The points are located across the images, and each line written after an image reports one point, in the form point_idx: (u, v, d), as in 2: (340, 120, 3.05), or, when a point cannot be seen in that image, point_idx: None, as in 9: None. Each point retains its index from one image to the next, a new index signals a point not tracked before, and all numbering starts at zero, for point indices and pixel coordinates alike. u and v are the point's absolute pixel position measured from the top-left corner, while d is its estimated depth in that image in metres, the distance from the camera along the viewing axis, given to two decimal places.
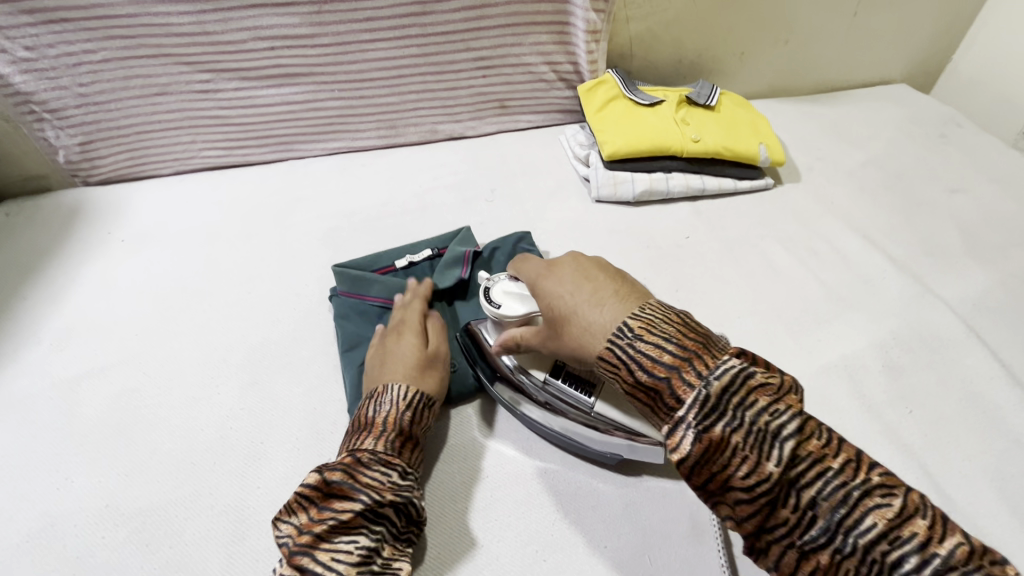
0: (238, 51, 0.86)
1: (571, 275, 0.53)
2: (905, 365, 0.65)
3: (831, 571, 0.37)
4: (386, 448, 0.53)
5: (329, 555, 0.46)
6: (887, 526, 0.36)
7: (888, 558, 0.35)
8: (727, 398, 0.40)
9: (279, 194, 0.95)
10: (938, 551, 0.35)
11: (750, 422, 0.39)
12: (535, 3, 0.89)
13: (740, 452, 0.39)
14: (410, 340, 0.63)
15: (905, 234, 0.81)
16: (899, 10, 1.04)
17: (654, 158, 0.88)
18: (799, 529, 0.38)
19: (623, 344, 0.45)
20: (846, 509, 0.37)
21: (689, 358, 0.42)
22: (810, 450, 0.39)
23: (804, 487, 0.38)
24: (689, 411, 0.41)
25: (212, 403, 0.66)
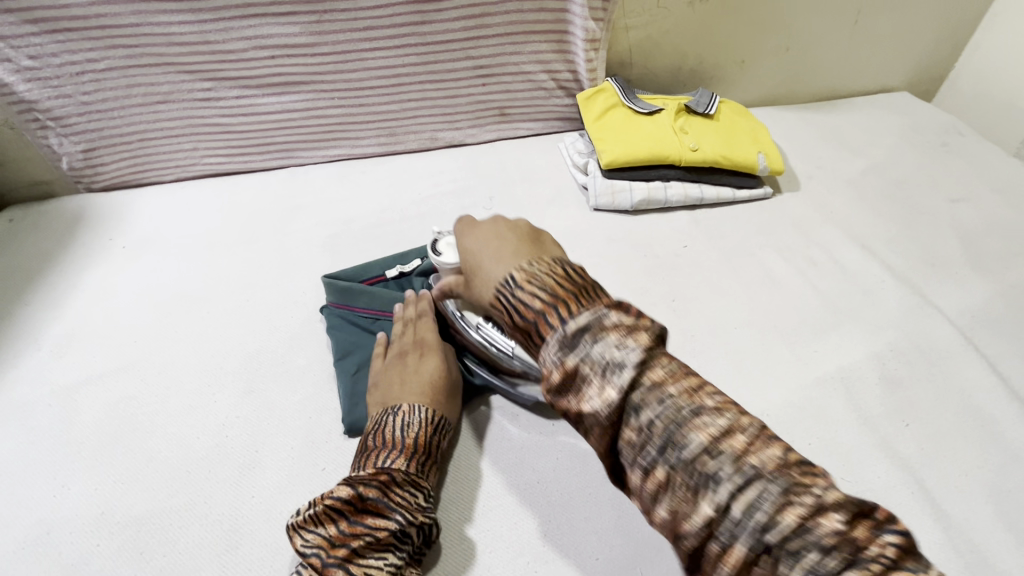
0: (239, 59, 0.87)
1: (486, 235, 0.53)
2: (902, 377, 0.64)
3: (664, 488, 0.37)
4: (416, 468, 0.55)
5: (363, 571, 0.47)
6: (709, 440, 0.37)
7: (710, 470, 0.36)
8: (583, 334, 0.41)
9: (279, 201, 0.95)
10: (751, 462, 0.36)
11: (600, 352, 0.40)
12: (534, 12, 0.89)
13: (587, 378, 0.40)
14: (433, 361, 0.63)
15: (904, 244, 0.80)
16: (900, 18, 1.04)
17: (652, 167, 0.88)
18: (637, 448, 0.39)
19: (507, 292, 0.46)
20: (677, 428, 0.38)
21: (558, 304, 0.43)
22: (651, 377, 0.40)
23: (644, 408, 0.39)
24: (552, 344, 0.42)
25: (209, 411, 0.66)
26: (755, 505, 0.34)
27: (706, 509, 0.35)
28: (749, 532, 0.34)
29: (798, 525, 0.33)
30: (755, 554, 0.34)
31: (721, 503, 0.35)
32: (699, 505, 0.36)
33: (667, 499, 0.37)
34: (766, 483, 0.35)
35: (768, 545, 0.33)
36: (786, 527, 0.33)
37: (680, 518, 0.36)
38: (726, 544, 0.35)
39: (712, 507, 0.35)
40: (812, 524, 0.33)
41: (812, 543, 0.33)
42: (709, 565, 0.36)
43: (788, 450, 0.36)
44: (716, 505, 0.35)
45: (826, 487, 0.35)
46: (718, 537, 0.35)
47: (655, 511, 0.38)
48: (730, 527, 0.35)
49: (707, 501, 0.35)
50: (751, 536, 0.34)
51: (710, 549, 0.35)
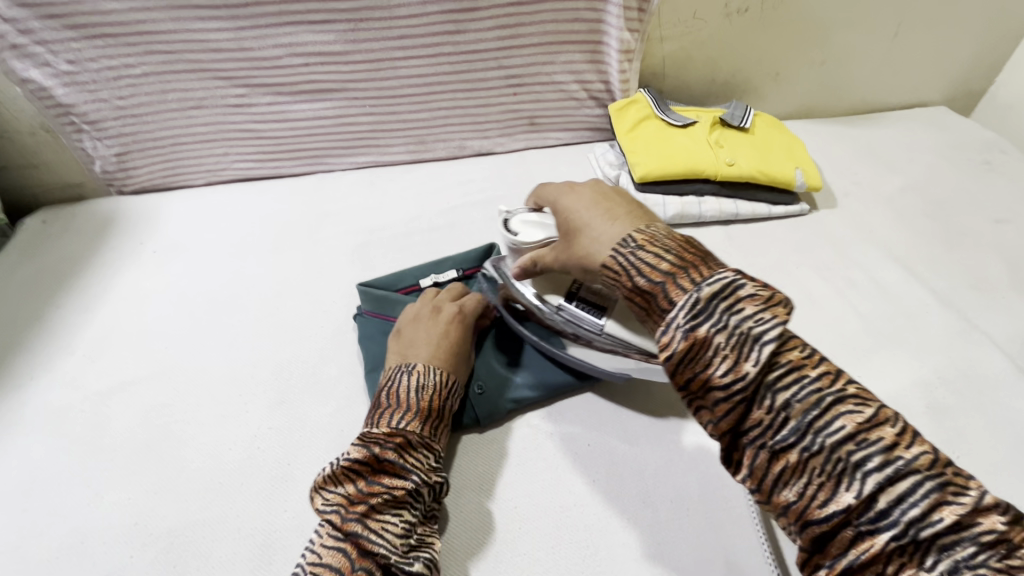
0: (274, 66, 0.87)
1: (591, 197, 0.56)
2: (950, 406, 0.62)
3: (795, 470, 0.38)
4: (429, 431, 0.56)
5: (380, 526, 0.49)
6: (856, 430, 0.37)
7: (856, 460, 0.37)
8: (717, 301, 0.41)
9: (308, 208, 0.95)
10: (904, 456, 0.36)
11: (736, 321, 0.40)
12: (570, 22, 0.88)
13: (720, 350, 0.40)
14: (454, 330, 0.65)
15: (948, 266, 0.78)
16: (940, 31, 1.01)
17: (687, 181, 0.86)
18: (771, 430, 0.39)
19: (627, 252, 0.48)
20: (819, 413, 0.38)
21: (687, 266, 0.44)
22: (790, 358, 0.40)
23: (780, 389, 0.39)
24: (681, 308, 0.42)
25: (241, 421, 0.66)
26: (904, 498, 0.35)
27: (849, 497, 0.36)
28: (898, 524, 0.35)
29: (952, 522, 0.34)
30: (898, 544, 0.35)
31: (867, 494, 0.36)
32: (838, 492, 0.36)
33: (799, 483, 0.38)
34: (923, 479, 0.35)
35: (905, 533, 0.35)
36: (939, 524, 0.34)
37: (813, 502, 0.37)
38: (864, 531, 0.36)
39: (857, 496, 0.36)
40: (969, 521, 0.34)
41: (966, 536, 0.34)
42: (835, 547, 0.37)
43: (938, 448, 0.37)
44: (860, 494, 0.36)
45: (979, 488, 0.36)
46: (856, 523, 0.36)
47: (780, 493, 0.39)
48: (873, 517, 0.36)
49: (848, 489, 0.36)
50: (898, 527, 0.35)
51: (844, 532, 0.37)
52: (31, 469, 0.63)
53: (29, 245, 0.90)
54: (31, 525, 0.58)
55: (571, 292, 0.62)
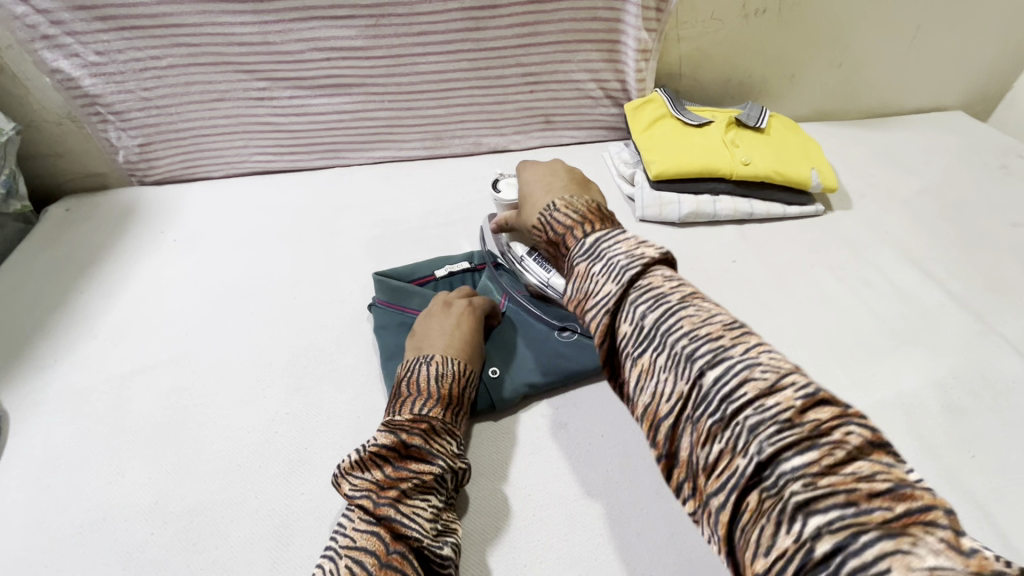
0: (295, 60, 0.88)
1: (540, 174, 0.65)
2: (966, 407, 0.62)
3: (647, 372, 0.42)
4: (450, 418, 0.57)
5: (410, 511, 0.50)
6: (692, 328, 0.41)
7: (688, 353, 0.40)
8: (599, 242, 0.49)
9: (326, 201, 0.96)
10: (726, 346, 0.39)
11: (612, 257, 0.47)
12: (588, 21, 0.89)
13: (594, 276, 0.47)
14: (466, 318, 0.66)
15: (964, 269, 0.78)
16: (958, 36, 1.01)
17: (702, 180, 0.87)
18: (631, 338, 0.44)
19: (548, 214, 0.56)
20: (666, 318, 0.42)
21: (585, 222, 0.52)
22: (652, 280, 0.45)
23: (639, 303, 0.44)
24: (574, 250, 0.51)
25: (259, 406, 0.67)
26: (723, 383, 0.37)
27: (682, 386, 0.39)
28: (715, 405, 0.37)
29: (757, 399, 0.36)
30: (721, 430, 0.36)
31: (697, 383, 0.38)
32: (676, 383, 0.40)
33: (651, 382, 0.41)
34: (734, 364, 0.38)
35: (725, 416, 0.36)
36: (744, 399, 0.36)
37: (660, 399, 0.41)
38: (697, 422, 0.38)
39: (687, 383, 0.39)
40: (771, 400, 0.35)
41: (769, 417, 0.35)
42: (680, 444, 0.39)
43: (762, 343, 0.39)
44: (692, 383, 0.39)
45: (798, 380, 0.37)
46: (690, 415, 0.39)
47: (641, 397, 0.42)
48: (701, 404, 0.38)
49: (683, 381, 0.39)
50: (715, 408, 0.37)
51: (684, 428, 0.39)
52: (55, 447, 0.64)
53: (52, 232, 0.92)
54: (53, 501, 0.59)
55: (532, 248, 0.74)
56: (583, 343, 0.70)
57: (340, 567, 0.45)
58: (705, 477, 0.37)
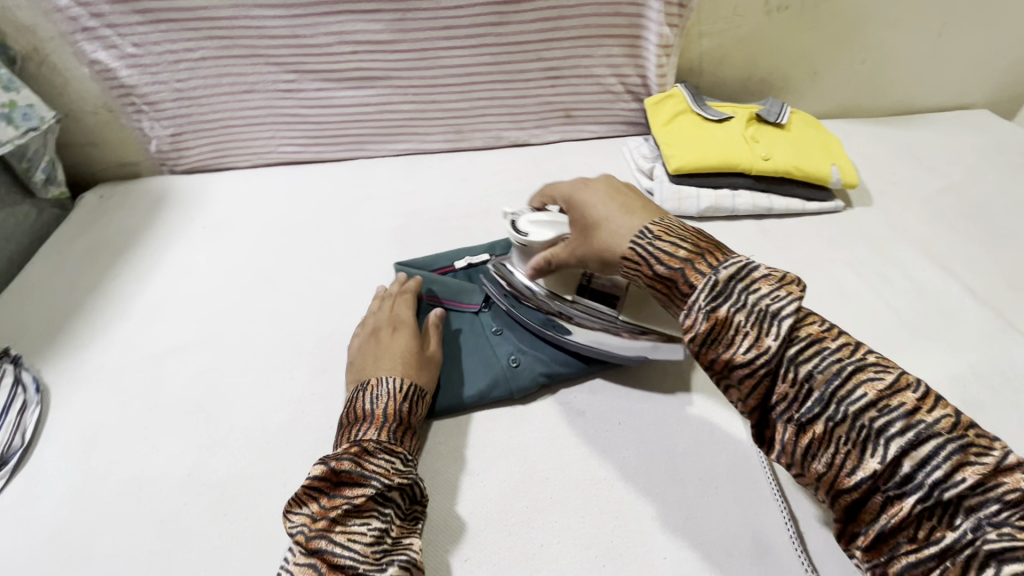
0: (323, 53, 0.91)
1: (605, 192, 0.56)
2: (985, 402, 0.62)
3: (821, 440, 0.40)
4: (388, 437, 0.56)
5: (346, 538, 0.49)
6: (877, 397, 0.39)
7: (879, 425, 0.38)
8: (734, 283, 0.44)
9: (350, 192, 0.99)
10: (924, 419, 0.37)
11: (755, 301, 0.43)
12: (610, 16, 0.90)
13: (742, 327, 0.42)
14: (404, 338, 0.66)
15: (986, 266, 0.78)
16: (986, 34, 1.00)
17: (721, 174, 0.87)
18: (795, 402, 0.41)
19: (644, 242, 0.50)
20: (841, 383, 0.40)
21: (703, 252, 0.46)
22: (808, 332, 0.42)
23: (802, 361, 0.41)
24: (699, 291, 0.45)
25: (285, 387, 0.70)
26: (927, 461, 0.36)
27: (874, 463, 0.38)
28: (921, 484, 0.37)
29: (973, 480, 0.35)
30: (923, 505, 0.36)
31: (890, 459, 0.37)
32: (864, 458, 0.38)
33: (827, 453, 0.40)
34: (943, 441, 0.37)
35: (911, 486, 0.37)
36: (960, 482, 0.36)
37: (843, 471, 0.39)
38: (892, 495, 0.38)
39: (881, 460, 0.38)
40: (986, 478, 0.36)
41: (984, 493, 0.35)
42: (868, 512, 0.39)
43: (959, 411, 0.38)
44: (884, 459, 0.38)
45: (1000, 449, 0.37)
46: (884, 488, 0.38)
47: (812, 464, 0.41)
48: (899, 480, 0.37)
49: (873, 455, 0.38)
50: (922, 489, 0.36)
51: (873, 499, 0.39)
52: (93, 421, 0.67)
53: (88, 218, 0.95)
54: (93, 473, 0.62)
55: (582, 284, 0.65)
56: None
57: None
58: (896, 544, 0.38)
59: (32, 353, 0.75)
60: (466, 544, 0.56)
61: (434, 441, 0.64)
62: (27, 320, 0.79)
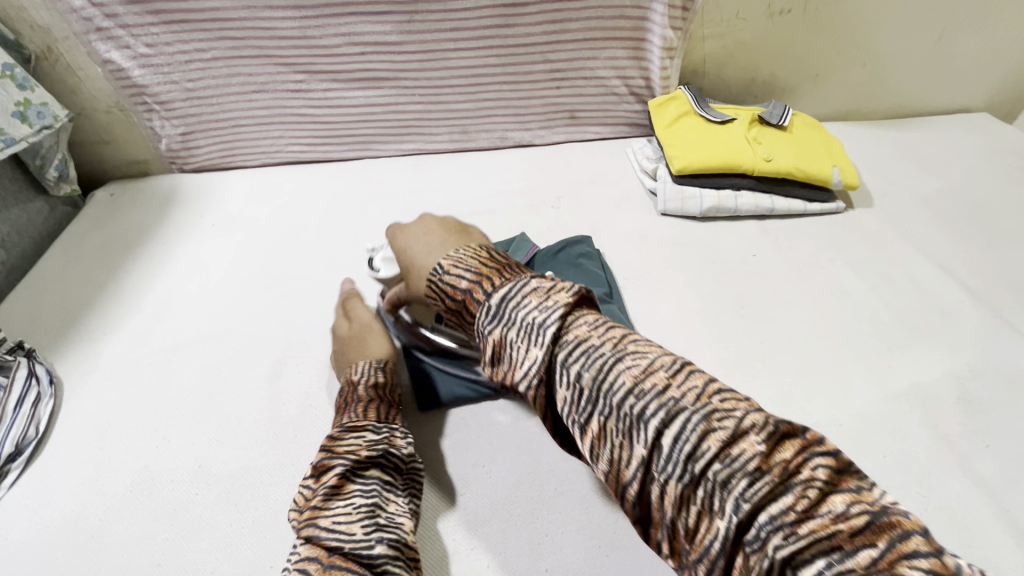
0: (332, 54, 0.92)
1: (417, 237, 0.57)
2: (981, 399, 0.63)
3: (599, 437, 0.40)
4: (357, 417, 0.59)
5: (329, 517, 0.48)
6: (634, 384, 0.39)
7: (638, 411, 0.38)
8: (505, 303, 0.44)
9: (356, 190, 1.00)
10: (674, 397, 0.37)
11: (522, 316, 0.43)
12: (615, 19, 0.92)
13: (514, 343, 0.43)
14: (343, 325, 0.72)
15: (984, 266, 0.78)
16: (985, 37, 1.01)
17: (724, 175, 0.88)
18: (573, 405, 0.41)
19: (436, 279, 0.50)
20: (603, 376, 0.40)
21: (482, 279, 0.47)
22: (576, 334, 0.42)
23: (571, 363, 0.41)
24: (480, 315, 0.45)
25: (295, 379, 0.71)
26: (681, 435, 0.36)
27: (638, 449, 0.37)
28: (679, 464, 0.36)
29: (720, 451, 0.35)
30: (688, 487, 0.35)
31: (651, 443, 0.37)
32: (633, 448, 0.38)
33: (607, 451, 0.39)
34: (690, 415, 0.36)
35: (696, 477, 0.35)
36: (709, 455, 0.35)
37: (621, 464, 0.39)
38: (663, 483, 0.37)
39: (645, 445, 0.37)
40: (734, 450, 0.35)
41: (738, 469, 0.34)
42: (655, 509, 0.38)
43: (707, 382, 0.38)
44: (647, 443, 0.37)
45: (747, 412, 0.36)
46: (656, 478, 0.37)
47: (599, 465, 0.40)
48: (664, 464, 0.36)
49: (639, 442, 0.37)
50: (685, 473, 0.35)
51: (651, 492, 0.37)
52: (107, 412, 0.68)
53: (101, 215, 0.97)
54: (105, 462, 0.64)
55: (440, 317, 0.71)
56: None
57: None
58: (689, 542, 0.36)
59: (45, 346, 0.76)
60: (473, 534, 0.57)
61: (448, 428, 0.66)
62: (39, 314, 0.81)
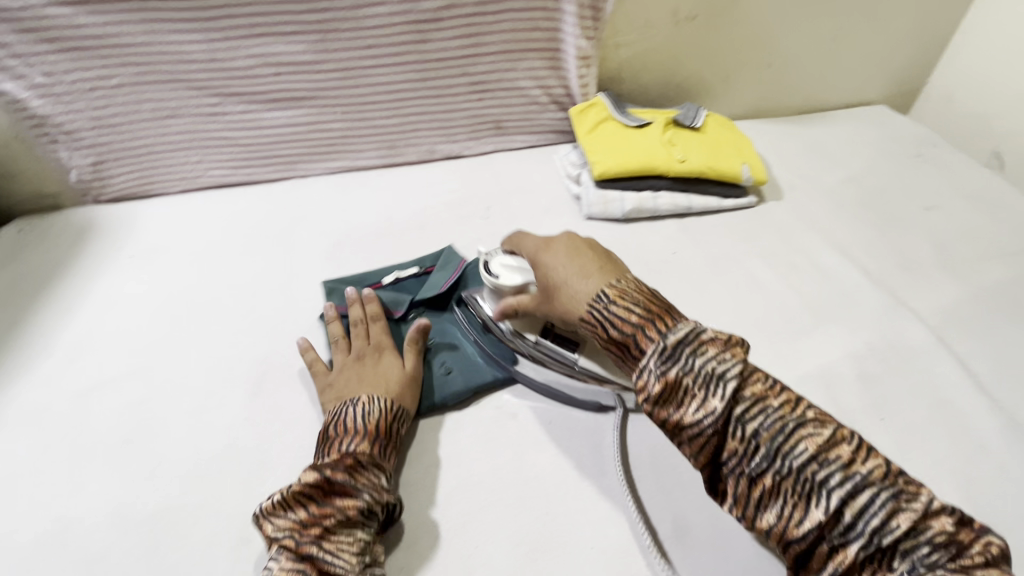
0: (246, 76, 0.91)
1: (564, 253, 0.64)
2: (877, 375, 0.68)
3: (772, 492, 0.48)
4: (378, 451, 0.58)
5: (333, 548, 0.51)
6: (816, 450, 0.47)
7: (818, 477, 0.46)
8: (682, 347, 0.51)
9: (284, 212, 0.98)
10: (859, 471, 0.46)
11: (702, 365, 0.50)
12: (529, 31, 0.94)
13: (690, 391, 0.50)
14: (392, 360, 0.68)
15: (880, 249, 0.84)
16: (873, 36, 1.09)
17: (643, 178, 0.92)
18: (747, 461, 0.48)
19: (601, 307, 0.57)
20: (784, 438, 0.48)
21: (654, 317, 0.54)
22: (753, 391, 0.50)
23: (748, 420, 0.49)
24: (652, 357, 0.52)
25: (219, 411, 0.69)
26: (867, 512, 0.44)
27: (818, 513, 0.45)
28: (864, 533, 0.44)
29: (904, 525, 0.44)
30: (867, 551, 0.44)
31: (833, 508, 0.45)
32: (809, 509, 0.46)
33: (777, 504, 0.47)
34: (877, 491, 0.45)
35: (875, 544, 0.44)
36: (895, 529, 0.43)
37: (790, 522, 0.46)
38: (840, 541, 0.45)
39: (827, 511, 0.45)
40: (919, 524, 0.44)
41: (921, 539, 0.44)
42: (815, 560, 0.46)
43: (889, 463, 0.46)
44: (826, 510, 0.45)
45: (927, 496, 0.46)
46: (830, 538, 0.45)
47: (764, 516, 0.48)
48: (842, 530, 0.45)
49: (817, 507, 0.45)
50: (863, 538, 0.44)
51: (820, 548, 0.45)
52: (14, 463, 0.65)
53: (5, 254, 0.91)
54: (13, 517, 0.60)
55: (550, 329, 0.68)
56: None
57: None
58: None
59: None
60: (401, 552, 0.57)
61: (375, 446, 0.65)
62: None
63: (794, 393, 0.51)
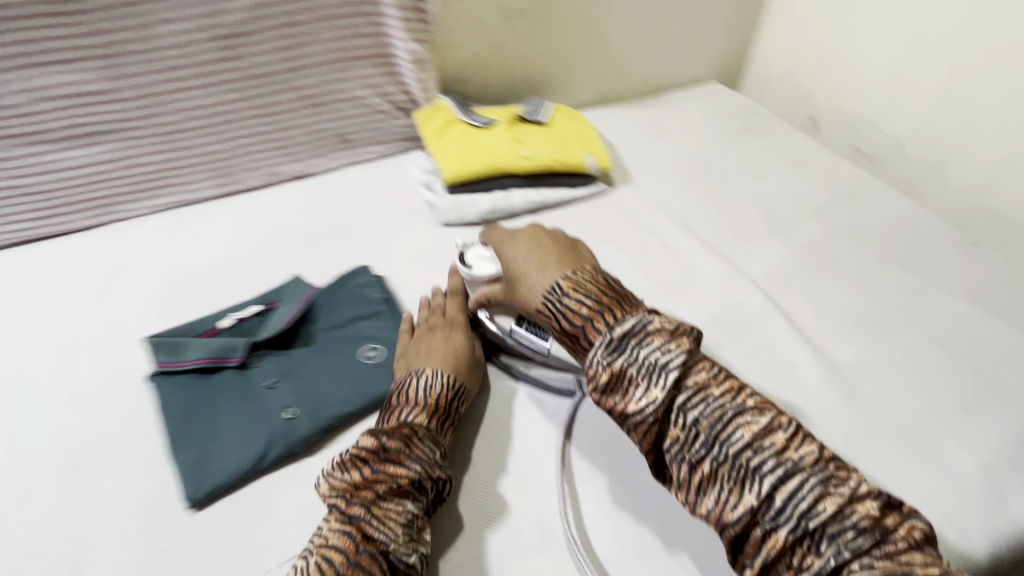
0: (22, 112, 0.78)
1: (526, 246, 0.67)
2: (722, 343, 0.71)
3: (710, 478, 0.49)
4: (435, 426, 0.59)
5: (382, 514, 0.51)
6: (753, 437, 0.49)
7: (755, 465, 0.48)
8: (628, 340, 0.53)
9: (97, 261, 0.84)
10: (791, 457, 0.48)
11: (647, 356, 0.52)
12: (352, 38, 0.90)
13: (634, 379, 0.52)
14: (460, 337, 0.68)
15: (717, 220, 0.89)
16: (694, 20, 1.16)
17: (492, 179, 0.91)
18: (688, 446, 0.50)
19: (556, 298, 0.59)
20: (722, 425, 0.50)
21: (603, 310, 0.56)
22: (697, 381, 0.52)
23: (689, 408, 0.51)
24: (599, 348, 0.54)
25: (11, 518, 0.57)
26: (798, 496, 0.46)
27: (750, 497, 0.47)
28: (794, 518, 0.46)
29: (835, 511, 0.46)
30: (798, 536, 0.46)
31: (765, 492, 0.47)
32: (744, 495, 0.47)
33: (715, 490, 0.49)
34: (807, 476, 0.47)
35: (806, 529, 0.46)
36: (823, 512, 0.46)
37: (726, 506, 0.48)
38: (770, 529, 0.46)
39: (759, 496, 0.47)
40: (846, 509, 0.46)
41: (847, 525, 0.45)
42: (750, 546, 0.47)
43: (820, 450, 0.49)
44: (758, 494, 0.47)
45: (858, 483, 0.48)
46: (763, 524, 0.47)
47: (702, 501, 0.49)
48: (773, 515, 0.46)
49: (750, 491, 0.47)
50: (793, 521, 0.46)
51: (755, 533, 0.47)
52: None
53: None
54: None
55: (522, 318, 0.71)
56: (381, 364, 0.68)
57: (310, 563, 0.48)
58: None
59: None
60: None
61: (215, 516, 0.58)
62: None
63: (739, 380, 0.54)
